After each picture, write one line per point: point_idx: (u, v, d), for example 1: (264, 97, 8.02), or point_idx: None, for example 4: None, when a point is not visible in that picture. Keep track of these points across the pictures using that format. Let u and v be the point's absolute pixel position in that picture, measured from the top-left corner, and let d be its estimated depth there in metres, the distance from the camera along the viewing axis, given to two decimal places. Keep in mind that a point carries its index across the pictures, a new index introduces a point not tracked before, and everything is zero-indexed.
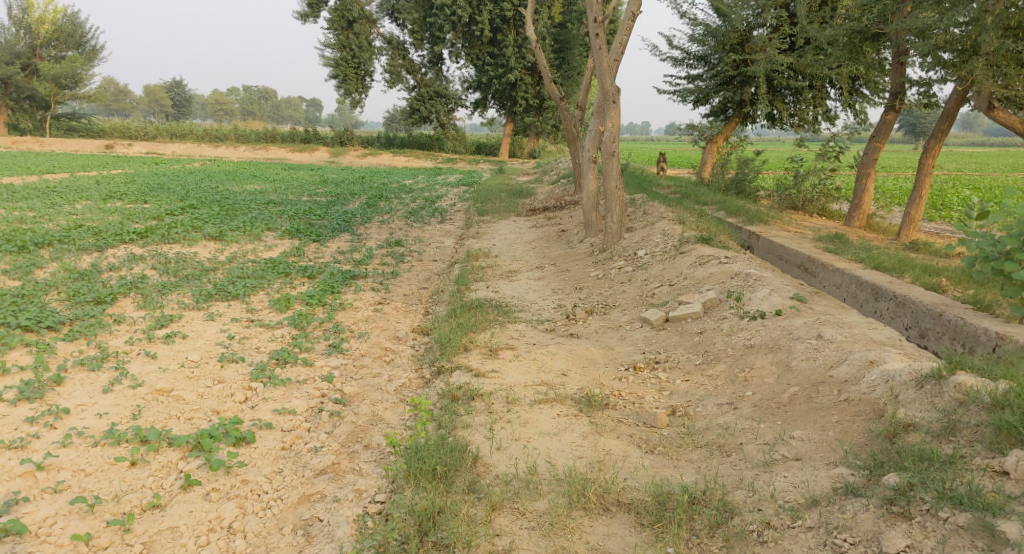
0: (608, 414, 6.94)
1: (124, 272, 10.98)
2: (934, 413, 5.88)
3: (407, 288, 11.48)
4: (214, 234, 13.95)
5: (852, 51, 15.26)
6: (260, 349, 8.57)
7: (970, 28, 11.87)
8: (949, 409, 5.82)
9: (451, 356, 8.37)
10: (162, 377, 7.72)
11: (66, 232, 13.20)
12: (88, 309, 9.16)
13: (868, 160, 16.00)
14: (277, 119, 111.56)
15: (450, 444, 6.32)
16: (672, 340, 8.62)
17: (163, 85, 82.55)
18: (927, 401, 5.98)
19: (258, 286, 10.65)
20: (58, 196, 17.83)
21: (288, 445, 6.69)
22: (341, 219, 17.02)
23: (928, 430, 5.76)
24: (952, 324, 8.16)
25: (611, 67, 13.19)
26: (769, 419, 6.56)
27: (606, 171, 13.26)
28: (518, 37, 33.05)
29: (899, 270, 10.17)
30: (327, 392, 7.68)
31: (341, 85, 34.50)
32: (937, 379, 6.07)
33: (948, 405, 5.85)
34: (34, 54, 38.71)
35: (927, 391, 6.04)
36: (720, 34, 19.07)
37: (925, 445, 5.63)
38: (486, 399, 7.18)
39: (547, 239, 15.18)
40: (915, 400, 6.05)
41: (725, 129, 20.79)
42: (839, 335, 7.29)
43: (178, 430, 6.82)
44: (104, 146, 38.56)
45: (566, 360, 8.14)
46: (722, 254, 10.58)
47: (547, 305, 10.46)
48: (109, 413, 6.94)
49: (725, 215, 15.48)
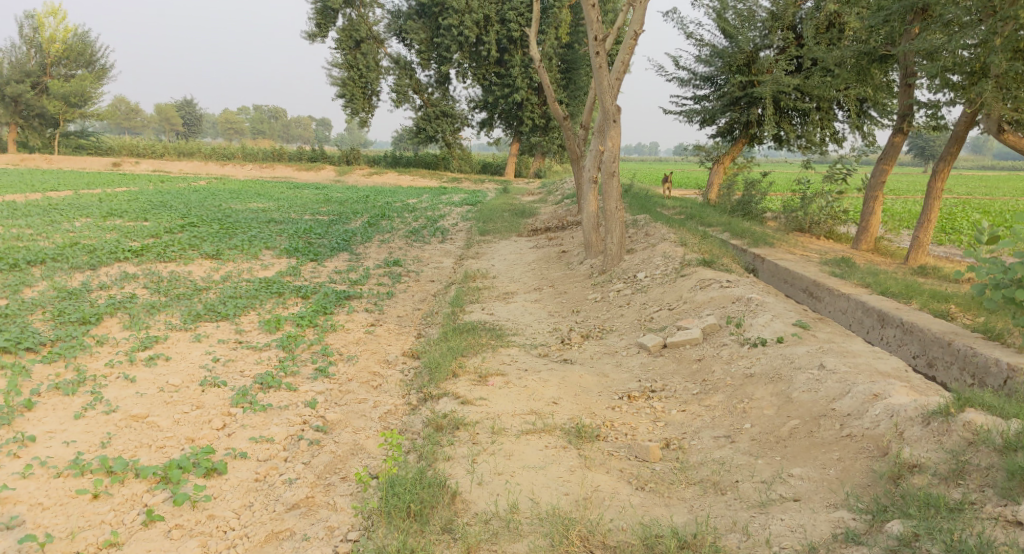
0: (599, 446, 6.61)
1: (115, 291, 10.70)
2: (942, 453, 5.54)
3: (401, 309, 11.18)
4: (210, 253, 13.71)
5: (859, 73, 15.02)
6: (245, 372, 8.25)
7: (979, 51, 11.65)
8: (957, 449, 5.49)
9: (440, 382, 8.05)
10: (138, 402, 7.43)
11: (61, 250, 12.95)
12: (70, 330, 8.86)
13: (876, 184, 15.71)
14: (286, 137, 112.05)
15: (429, 478, 6.04)
16: (669, 367, 8.28)
17: (175, 104, 83.04)
18: (934, 440, 5.65)
19: (250, 307, 10.36)
20: (58, 213, 17.63)
21: (262, 476, 6.42)
22: (341, 237, 16.77)
23: (935, 472, 5.43)
24: (962, 353, 7.87)
25: (612, 87, 12.93)
26: (767, 454, 6.22)
27: (606, 192, 12.98)
28: (525, 57, 32.98)
29: (907, 296, 9.85)
30: (309, 419, 7.38)
31: (348, 105, 34.38)
32: (945, 416, 5.75)
33: (956, 445, 5.53)
34: (45, 72, 38.81)
35: (934, 428, 5.73)
36: (726, 55, 18.87)
37: (932, 489, 5.31)
38: (471, 429, 6.87)
39: (547, 260, 14.90)
40: (921, 438, 5.73)
41: (731, 150, 20.50)
42: (843, 366, 6.94)
43: (148, 459, 6.56)
44: (112, 164, 38.55)
45: (558, 388, 7.80)
46: (724, 278, 10.25)
47: (542, 328, 10.14)
48: (76, 441, 6.69)
49: (729, 236, 15.19)
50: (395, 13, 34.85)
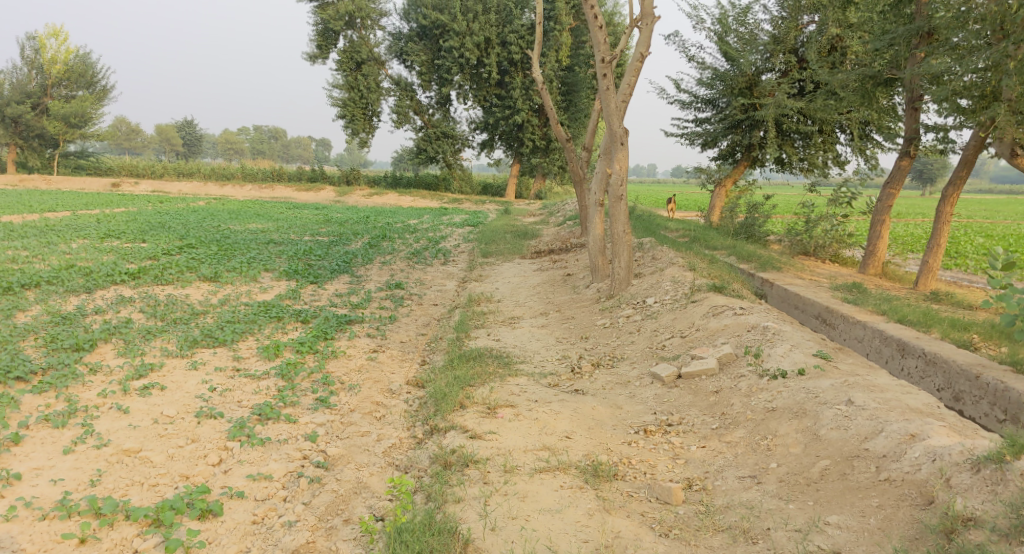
0: (617, 487, 6.27)
1: (110, 316, 10.33)
2: (999, 505, 5.24)
3: (405, 335, 10.83)
4: (208, 275, 13.39)
5: (864, 96, 14.79)
6: (242, 403, 7.88)
7: (988, 74, 11.41)
8: (1015, 500, 5.19)
9: (447, 414, 7.69)
10: (131, 435, 7.09)
11: (57, 273, 12.62)
12: (63, 357, 8.50)
13: (883, 208, 15.44)
14: (285, 158, 111.98)
15: (438, 525, 5.76)
16: (685, 400, 7.93)
17: (175, 124, 82.95)
18: (988, 490, 5.36)
19: (248, 332, 10.00)
20: (54, 234, 17.32)
21: (260, 518, 6.18)
22: (341, 259, 16.44)
23: (994, 527, 5.13)
24: (991, 388, 7.60)
25: (618, 109, 12.70)
26: (798, 498, 5.88)
27: (612, 216, 12.69)
28: (526, 79, 32.92)
29: (926, 324, 9.53)
30: (309, 454, 7.05)
31: (348, 125, 34.20)
32: (997, 463, 5.46)
33: (1015, 498, 5.23)
34: (46, 93, 38.70)
35: (985, 477, 5.43)
36: (728, 78, 18.71)
37: (991, 547, 5.00)
38: (482, 467, 6.53)
39: (551, 284, 14.58)
40: (972, 487, 5.43)
41: (734, 172, 20.25)
42: (872, 403, 6.60)
43: (140, 499, 6.29)
44: (111, 184, 38.26)
45: (571, 421, 7.42)
46: (738, 305, 9.91)
47: (550, 356, 9.80)
48: (64, 479, 6.41)
49: (736, 260, 14.90)
50: (396, 35, 34.77)
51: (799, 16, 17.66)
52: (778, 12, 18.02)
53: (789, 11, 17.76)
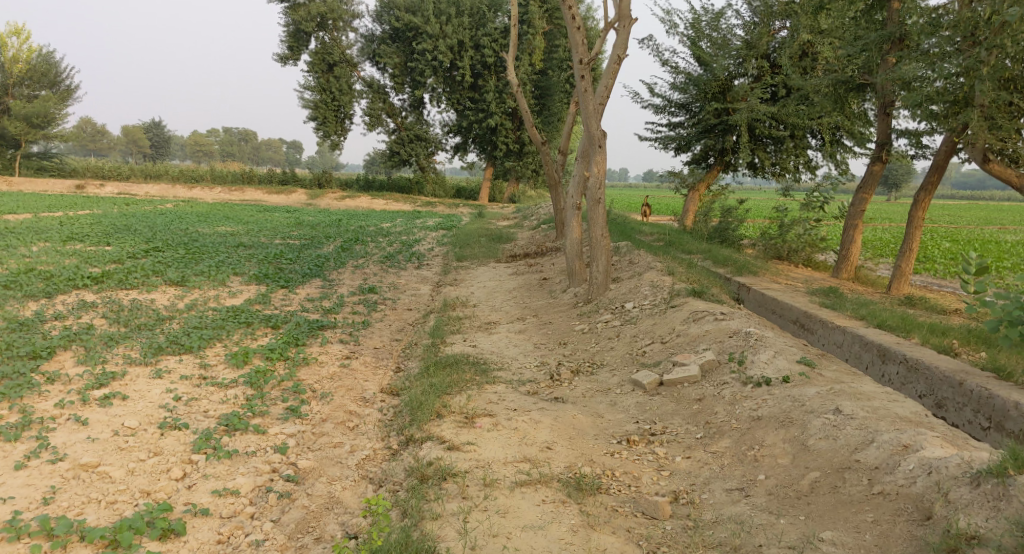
0: (601, 501, 6.08)
1: (70, 322, 9.89)
2: (1002, 522, 5.10)
3: (378, 341, 10.51)
4: (175, 279, 12.96)
5: (836, 101, 14.55)
6: (208, 414, 7.52)
7: (960, 80, 11.23)
8: (1019, 517, 5.05)
9: (423, 424, 7.38)
10: (88, 449, 6.71)
11: (15, 277, 12.13)
12: (18, 366, 8.08)
13: (856, 213, 15.38)
14: (255, 161, 110.53)
15: (416, 544, 5.51)
16: (668, 408, 7.74)
17: (142, 126, 81.46)
18: (990, 506, 5.21)
19: (216, 338, 9.62)
20: (13, 238, 16.71)
21: (226, 537, 5.90)
22: (314, 263, 16.05)
23: (999, 546, 4.97)
24: (975, 395, 7.50)
25: (596, 111, 12.47)
26: (789, 512, 5.76)
27: (590, 219, 12.41)
28: (500, 83, 32.74)
29: (905, 329, 9.44)
30: (278, 467, 6.74)
31: (319, 127, 33.71)
32: (998, 478, 5.31)
33: (1016, 513, 5.09)
34: (7, 92, 37.72)
35: (986, 492, 5.29)
36: (701, 82, 18.62)
37: None
38: (460, 481, 6.29)
39: (527, 289, 14.31)
40: (973, 502, 5.29)
41: (707, 177, 20.12)
42: (862, 412, 6.46)
43: (97, 518, 5.94)
44: (74, 187, 37.30)
45: (552, 431, 7.18)
46: (718, 310, 9.72)
47: (529, 362, 9.56)
48: (16, 497, 6.05)
49: (712, 264, 14.75)
50: (369, 37, 34.36)
51: (770, 21, 17.67)
52: (749, 18, 18.07)
53: (761, 16, 17.78)
